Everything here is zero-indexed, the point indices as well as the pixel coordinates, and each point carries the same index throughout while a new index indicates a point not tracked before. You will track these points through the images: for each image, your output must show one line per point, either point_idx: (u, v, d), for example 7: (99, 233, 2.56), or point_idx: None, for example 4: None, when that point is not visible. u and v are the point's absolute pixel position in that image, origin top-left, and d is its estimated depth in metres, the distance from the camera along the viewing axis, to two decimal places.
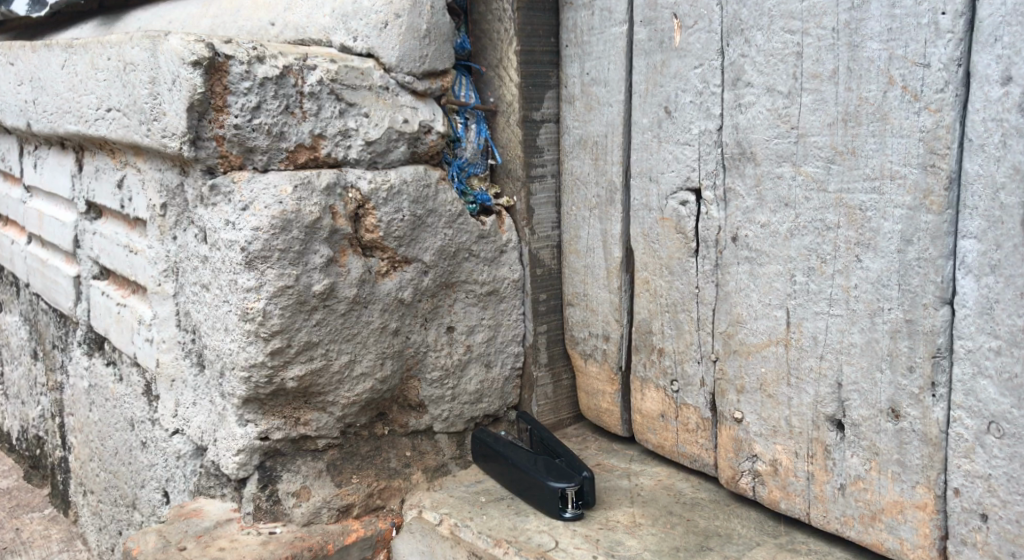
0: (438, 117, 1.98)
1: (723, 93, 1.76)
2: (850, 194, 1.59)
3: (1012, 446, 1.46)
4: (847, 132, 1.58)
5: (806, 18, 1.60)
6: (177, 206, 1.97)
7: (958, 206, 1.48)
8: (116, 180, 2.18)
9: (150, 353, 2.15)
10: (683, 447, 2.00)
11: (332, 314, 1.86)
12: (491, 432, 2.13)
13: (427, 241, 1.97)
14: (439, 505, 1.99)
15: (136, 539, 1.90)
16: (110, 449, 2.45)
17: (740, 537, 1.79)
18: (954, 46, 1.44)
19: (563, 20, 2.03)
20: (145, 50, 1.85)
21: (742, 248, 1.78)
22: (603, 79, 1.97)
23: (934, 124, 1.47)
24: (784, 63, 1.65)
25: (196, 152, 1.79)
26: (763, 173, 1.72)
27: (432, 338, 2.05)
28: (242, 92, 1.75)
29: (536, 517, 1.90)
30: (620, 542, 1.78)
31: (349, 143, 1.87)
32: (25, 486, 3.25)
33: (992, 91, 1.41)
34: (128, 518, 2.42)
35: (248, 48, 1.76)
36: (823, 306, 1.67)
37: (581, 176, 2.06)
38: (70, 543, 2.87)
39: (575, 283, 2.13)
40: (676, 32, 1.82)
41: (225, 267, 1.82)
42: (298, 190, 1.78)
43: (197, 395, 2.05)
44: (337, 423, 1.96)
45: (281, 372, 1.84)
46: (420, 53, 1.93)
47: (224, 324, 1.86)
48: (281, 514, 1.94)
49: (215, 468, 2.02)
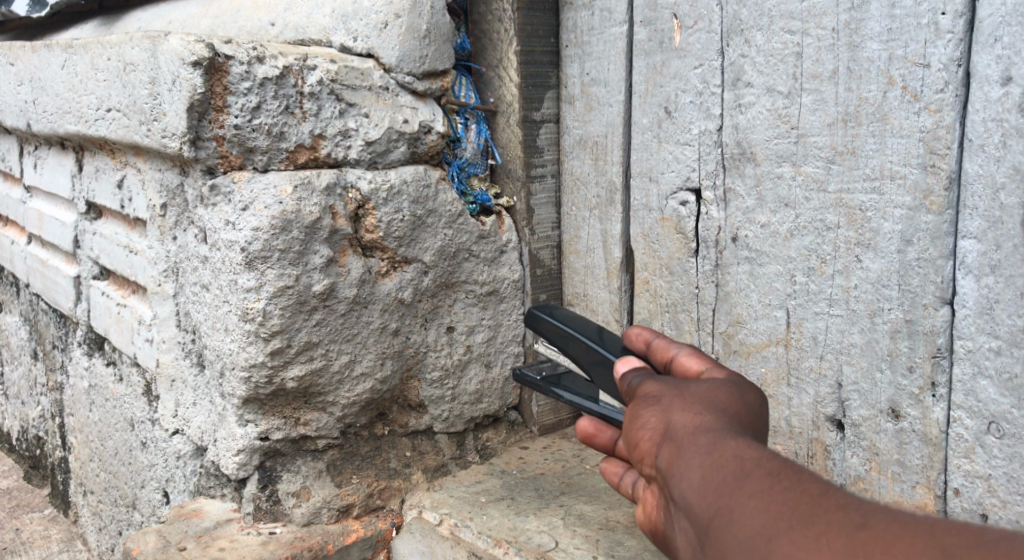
0: (438, 117, 1.98)
1: (723, 93, 1.76)
2: (850, 194, 1.59)
3: (1012, 446, 1.46)
4: (847, 132, 1.58)
5: (806, 18, 1.60)
6: (177, 206, 1.97)
7: (958, 206, 1.48)
8: (116, 180, 2.18)
9: (150, 353, 2.15)
10: None
11: (332, 314, 1.85)
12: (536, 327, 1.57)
13: (427, 241, 1.97)
14: (439, 505, 1.98)
15: (136, 539, 1.90)
16: (110, 449, 2.45)
17: None
18: (954, 45, 1.43)
19: (563, 20, 2.04)
20: (145, 50, 1.85)
21: (741, 248, 1.78)
22: (603, 79, 1.98)
23: (934, 123, 1.47)
24: (784, 62, 1.65)
25: (196, 152, 1.79)
26: (763, 173, 1.72)
27: (432, 338, 2.05)
28: (242, 92, 1.74)
29: (536, 517, 1.89)
30: (620, 542, 1.78)
31: (349, 143, 1.87)
32: (26, 486, 3.25)
33: (992, 91, 1.41)
34: (128, 519, 2.42)
35: (248, 48, 1.76)
36: (823, 306, 1.67)
37: (581, 176, 2.07)
38: (70, 543, 2.87)
39: (575, 283, 2.14)
40: (676, 32, 1.82)
41: (225, 268, 1.82)
42: (298, 190, 1.78)
43: (197, 395, 2.05)
44: (337, 423, 1.96)
45: (281, 372, 1.84)
46: (420, 54, 1.93)
47: (224, 324, 1.86)
48: (281, 514, 1.94)
49: (215, 468, 2.02)
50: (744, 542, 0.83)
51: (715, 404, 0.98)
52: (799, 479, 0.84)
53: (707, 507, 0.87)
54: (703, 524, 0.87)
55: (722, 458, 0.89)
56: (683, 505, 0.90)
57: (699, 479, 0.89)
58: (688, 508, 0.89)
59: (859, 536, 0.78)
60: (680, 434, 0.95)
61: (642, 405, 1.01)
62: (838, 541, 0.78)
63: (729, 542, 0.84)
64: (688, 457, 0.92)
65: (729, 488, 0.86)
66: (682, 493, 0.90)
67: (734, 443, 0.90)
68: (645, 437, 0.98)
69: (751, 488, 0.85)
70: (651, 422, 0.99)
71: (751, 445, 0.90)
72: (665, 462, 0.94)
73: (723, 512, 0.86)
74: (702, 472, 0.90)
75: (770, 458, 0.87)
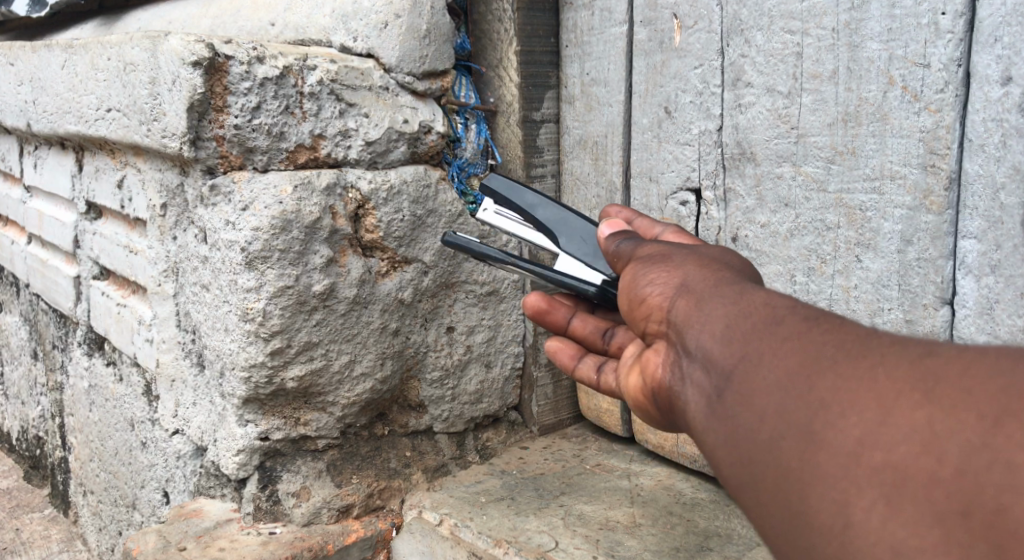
0: (438, 117, 1.98)
1: (723, 93, 1.76)
2: (850, 194, 1.60)
3: None
4: (847, 132, 1.58)
5: (806, 18, 1.60)
6: (177, 206, 1.97)
7: (958, 206, 1.48)
8: (116, 180, 2.18)
9: (150, 353, 2.15)
10: (683, 447, 1.99)
11: (332, 314, 1.85)
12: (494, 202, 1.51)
13: (427, 241, 1.97)
14: (439, 505, 1.98)
15: (136, 539, 1.90)
16: (110, 449, 2.45)
17: (740, 537, 1.79)
18: (954, 45, 1.43)
19: (563, 20, 2.04)
20: (145, 50, 1.85)
21: (742, 248, 1.79)
22: (603, 79, 1.98)
23: (934, 123, 1.47)
24: (784, 63, 1.65)
25: (196, 152, 1.79)
26: (763, 173, 1.72)
27: (432, 338, 2.05)
28: (242, 92, 1.74)
29: (536, 517, 1.89)
30: (620, 542, 1.78)
31: (349, 143, 1.87)
32: (25, 486, 3.25)
33: (992, 91, 1.40)
34: (128, 519, 2.42)
35: (248, 48, 1.75)
36: (823, 306, 1.67)
37: (581, 176, 2.07)
38: (70, 543, 2.87)
39: None
40: (676, 32, 1.82)
41: (226, 268, 1.82)
42: (298, 190, 1.78)
43: (197, 395, 2.05)
44: (337, 423, 1.96)
45: (281, 372, 1.84)
46: (421, 54, 1.93)
47: (224, 324, 1.86)
48: (280, 514, 1.94)
49: (215, 468, 2.02)
50: (772, 382, 0.81)
51: (733, 266, 0.98)
52: (834, 322, 0.82)
53: (731, 354, 0.85)
54: (723, 370, 0.85)
55: (749, 305, 0.88)
56: (703, 352, 0.88)
57: (721, 324, 0.88)
58: (707, 357, 0.88)
59: (904, 366, 0.76)
60: (698, 287, 0.94)
61: (656, 265, 1.01)
62: (879, 372, 0.76)
63: (755, 377, 0.82)
64: (710, 305, 0.91)
65: (756, 331, 0.85)
66: (700, 343, 0.89)
67: (759, 292, 0.89)
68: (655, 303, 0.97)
69: (782, 332, 0.83)
70: (665, 278, 0.98)
71: (777, 294, 0.88)
72: (682, 313, 0.93)
73: (750, 354, 0.84)
74: (722, 320, 0.88)
75: (802, 306, 0.86)
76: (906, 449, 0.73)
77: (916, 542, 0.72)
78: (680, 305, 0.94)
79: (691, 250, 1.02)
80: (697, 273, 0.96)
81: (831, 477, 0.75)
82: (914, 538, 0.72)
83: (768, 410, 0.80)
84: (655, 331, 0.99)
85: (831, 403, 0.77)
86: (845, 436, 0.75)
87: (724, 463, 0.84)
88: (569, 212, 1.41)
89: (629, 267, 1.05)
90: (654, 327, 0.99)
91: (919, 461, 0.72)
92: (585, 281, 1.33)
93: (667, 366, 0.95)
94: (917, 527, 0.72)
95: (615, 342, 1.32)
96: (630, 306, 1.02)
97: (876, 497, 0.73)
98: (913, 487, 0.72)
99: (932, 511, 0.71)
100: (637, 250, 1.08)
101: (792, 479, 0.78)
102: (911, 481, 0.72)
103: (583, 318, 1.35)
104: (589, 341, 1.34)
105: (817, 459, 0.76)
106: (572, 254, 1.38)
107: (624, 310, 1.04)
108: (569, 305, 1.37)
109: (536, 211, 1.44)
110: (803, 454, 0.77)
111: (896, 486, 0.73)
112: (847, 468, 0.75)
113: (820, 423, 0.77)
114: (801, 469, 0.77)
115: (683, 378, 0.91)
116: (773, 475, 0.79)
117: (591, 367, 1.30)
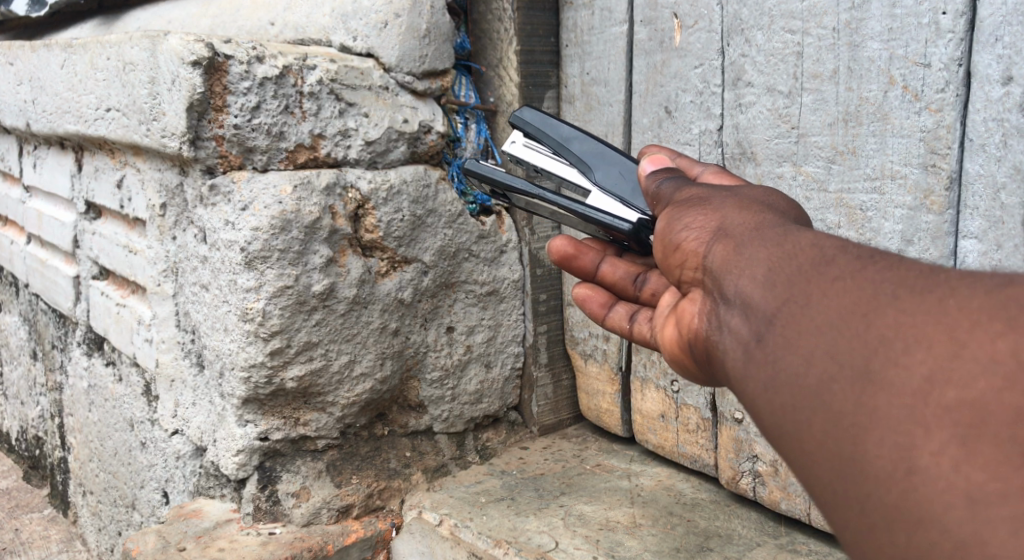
0: (438, 117, 1.98)
1: (723, 93, 1.76)
2: (850, 194, 1.59)
3: None
4: (847, 132, 1.58)
5: (806, 18, 1.60)
6: (177, 206, 1.97)
7: (958, 206, 1.48)
8: (116, 179, 2.17)
9: (150, 352, 2.14)
10: (683, 447, 1.99)
11: (332, 314, 1.85)
12: (525, 128, 1.50)
13: (427, 240, 1.97)
14: (440, 505, 1.98)
15: (135, 539, 1.90)
16: (110, 449, 2.45)
17: (740, 538, 1.79)
18: (954, 45, 1.42)
19: (564, 20, 2.04)
20: (145, 50, 1.84)
21: None
22: (603, 79, 1.97)
23: (934, 124, 1.47)
24: (784, 63, 1.65)
25: (195, 151, 1.78)
26: (764, 173, 1.71)
27: (432, 338, 2.04)
28: (242, 92, 1.74)
29: (536, 517, 1.89)
30: (620, 542, 1.78)
31: (349, 143, 1.87)
32: (25, 486, 3.25)
33: (993, 91, 1.39)
34: (128, 519, 2.42)
35: (248, 48, 1.75)
36: None
37: None
38: (70, 543, 2.86)
39: None
40: (676, 32, 1.81)
41: (225, 268, 1.81)
42: (298, 190, 1.78)
43: (197, 395, 2.04)
44: (337, 423, 1.96)
45: (281, 372, 1.83)
46: (420, 53, 1.92)
47: (224, 324, 1.85)
48: (280, 514, 1.93)
49: (215, 468, 2.01)
50: (824, 323, 0.79)
51: (774, 209, 0.97)
52: (888, 259, 0.81)
53: (777, 298, 0.84)
54: (768, 314, 0.84)
55: (796, 249, 0.87)
56: (746, 298, 0.87)
57: (768, 268, 0.87)
58: (752, 304, 0.86)
59: (977, 298, 0.74)
60: (738, 233, 0.94)
61: (692, 212, 1.01)
62: (949, 305, 0.74)
63: (805, 321, 0.81)
64: (755, 252, 0.90)
65: (805, 272, 0.84)
66: (744, 289, 0.88)
67: (806, 234, 0.88)
68: (695, 254, 0.98)
69: (835, 272, 0.82)
70: (703, 225, 0.98)
71: (825, 236, 0.87)
72: (723, 259, 0.93)
73: (798, 297, 0.82)
74: (769, 264, 0.87)
75: (853, 246, 0.84)
76: (986, 382, 0.70)
77: (994, 486, 0.69)
78: (720, 252, 0.93)
79: (729, 194, 1.01)
80: (740, 218, 0.96)
81: (894, 419, 0.73)
82: (992, 480, 0.69)
83: (821, 351, 0.79)
84: (694, 279, 0.99)
85: (893, 341, 0.75)
86: (908, 375, 0.73)
87: (770, 412, 0.82)
88: (605, 146, 1.41)
89: (664, 215, 1.06)
90: (692, 274, 0.99)
91: (999, 396, 0.70)
92: (618, 218, 1.32)
93: (705, 316, 0.94)
94: (997, 468, 0.69)
95: (646, 288, 1.36)
96: (666, 252, 1.03)
97: (946, 437, 0.71)
98: (991, 426, 0.69)
99: (1011, 447, 0.69)
100: (675, 195, 1.09)
101: (846, 423, 0.76)
102: (988, 419, 0.70)
103: (611, 263, 1.40)
104: (620, 286, 1.39)
105: (874, 401, 0.74)
106: (604, 188, 1.38)
107: (659, 257, 1.05)
108: (598, 249, 1.41)
109: (571, 144, 1.44)
110: (860, 397, 0.75)
111: (971, 425, 0.70)
112: (913, 408, 0.72)
113: (880, 363, 0.75)
114: (857, 412, 0.75)
115: (722, 326, 0.90)
116: (826, 423, 0.77)
117: (622, 316, 1.36)
